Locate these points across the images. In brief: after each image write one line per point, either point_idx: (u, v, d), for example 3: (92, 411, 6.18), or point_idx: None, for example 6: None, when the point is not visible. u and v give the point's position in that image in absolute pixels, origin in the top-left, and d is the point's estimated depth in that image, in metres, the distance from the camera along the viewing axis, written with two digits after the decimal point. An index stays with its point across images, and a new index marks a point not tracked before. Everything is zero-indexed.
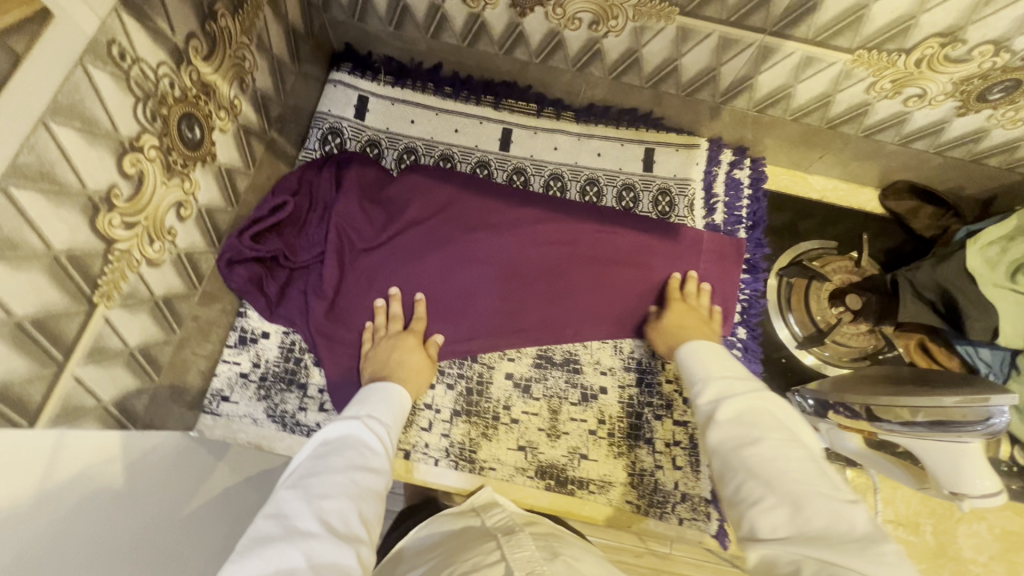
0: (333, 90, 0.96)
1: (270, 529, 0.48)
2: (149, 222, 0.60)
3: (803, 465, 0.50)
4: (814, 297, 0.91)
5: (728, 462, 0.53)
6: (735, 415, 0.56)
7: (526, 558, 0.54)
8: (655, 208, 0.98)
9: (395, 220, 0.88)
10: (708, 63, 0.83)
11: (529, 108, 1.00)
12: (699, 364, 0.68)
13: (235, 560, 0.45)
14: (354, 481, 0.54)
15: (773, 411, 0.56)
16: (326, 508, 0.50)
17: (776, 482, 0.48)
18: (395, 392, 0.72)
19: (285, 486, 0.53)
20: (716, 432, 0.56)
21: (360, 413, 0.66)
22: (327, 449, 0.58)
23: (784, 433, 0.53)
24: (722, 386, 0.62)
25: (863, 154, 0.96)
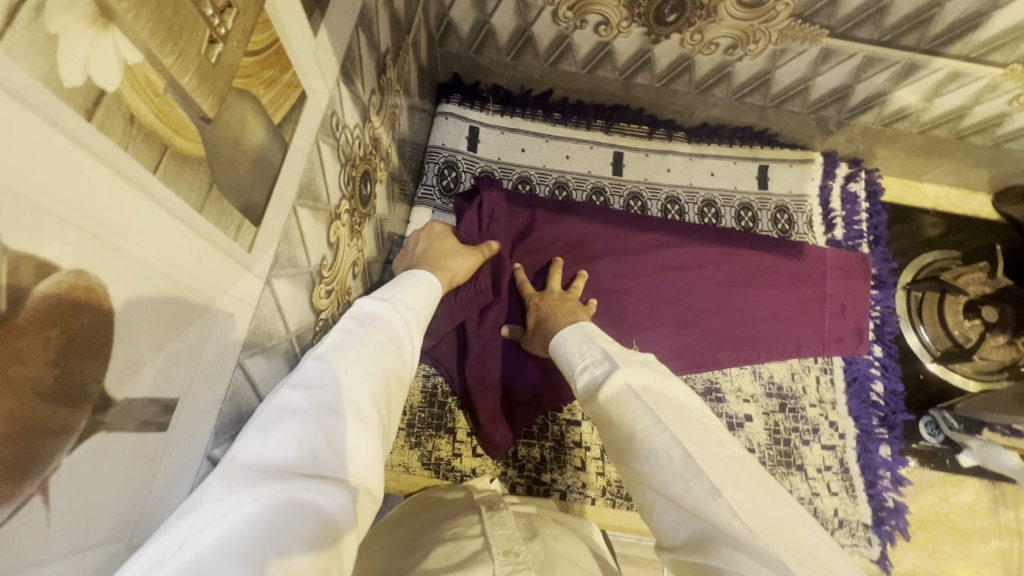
0: (444, 122, 0.94)
1: (291, 399, 0.39)
2: (338, 285, 0.58)
3: (692, 443, 0.44)
4: (950, 310, 0.90)
5: (626, 458, 0.48)
6: (617, 402, 0.51)
7: (504, 536, 0.52)
8: (774, 227, 0.97)
9: (522, 247, 0.88)
10: (844, 81, 0.82)
11: (640, 130, 0.98)
12: (571, 350, 0.62)
13: (254, 431, 0.36)
14: (382, 365, 0.46)
15: (640, 394, 0.50)
16: (355, 389, 0.42)
17: (667, 480, 0.44)
18: (418, 281, 0.63)
19: (311, 355, 0.43)
20: (607, 428, 0.51)
21: (394, 295, 0.57)
22: (358, 323, 0.49)
23: (651, 419, 0.47)
24: (593, 371, 0.57)
25: (984, 162, 0.95)
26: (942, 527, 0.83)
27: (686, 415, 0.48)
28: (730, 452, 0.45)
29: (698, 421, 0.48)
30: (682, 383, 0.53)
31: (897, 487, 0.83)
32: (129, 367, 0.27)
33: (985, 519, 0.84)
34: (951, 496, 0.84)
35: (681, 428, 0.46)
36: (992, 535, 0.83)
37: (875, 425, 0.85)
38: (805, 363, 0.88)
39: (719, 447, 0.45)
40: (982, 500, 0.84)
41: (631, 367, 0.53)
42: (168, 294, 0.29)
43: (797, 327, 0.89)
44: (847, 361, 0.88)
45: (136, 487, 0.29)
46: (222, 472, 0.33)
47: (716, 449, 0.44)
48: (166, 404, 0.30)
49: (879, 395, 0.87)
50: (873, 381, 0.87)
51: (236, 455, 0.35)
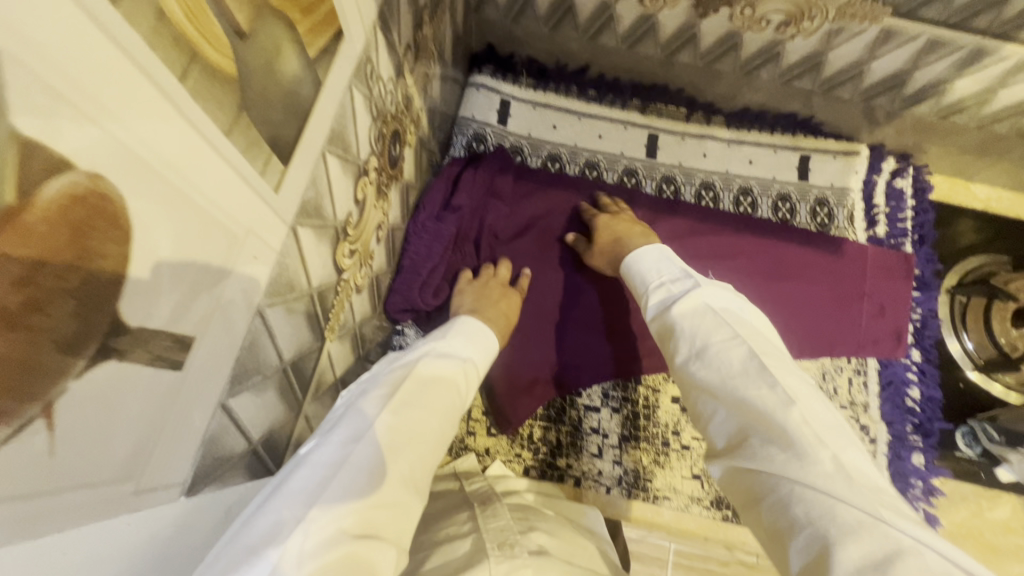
0: (475, 94, 0.92)
1: (365, 456, 0.39)
2: (362, 246, 0.56)
3: (769, 360, 0.45)
4: (997, 317, 0.85)
5: (689, 353, 0.48)
6: (688, 316, 0.51)
7: (498, 530, 0.51)
8: (813, 220, 0.92)
9: (536, 227, 0.85)
10: (901, 66, 0.77)
11: (677, 112, 0.94)
12: (647, 263, 0.62)
13: (331, 487, 0.36)
14: (443, 433, 0.46)
15: (716, 310, 0.50)
16: (418, 454, 0.42)
17: (738, 383, 0.44)
18: (481, 329, 0.64)
19: (385, 408, 0.43)
20: (670, 341, 0.51)
21: (459, 350, 0.57)
22: (427, 380, 0.48)
23: (728, 331, 0.47)
24: (670, 283, 0.58)
25: None
26: (974, 542, 0.79)
27: (764, 338, 0.48)
28: (807, 380, 0.45)
29: (779, 347, 0.48)
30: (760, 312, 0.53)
31: (929, 498, 0.80)
32: (147, 294, 0.25)
33: (1021, 538, 0.79)
34: (985, 510, 0.80)
35: (760, 344, 0.46)
36: None
37: (909, 432, 0.82)
38: (838, 363, 0.85)
39: (796, 372, 0.45)
40: (1018, 518, 0.80)
41: (714, 287, 0.53)
42: (193, 224, 0.27)
43: (831, 325, 0.86)
44: (883, 363, 0.84)
45: (147, 427, 0.27)
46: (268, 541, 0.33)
47: (795, 372, 0.45)
48: (183, 340, 0.28)
49: (914, 402, 0.83)
50: (909, 386, 0.83)
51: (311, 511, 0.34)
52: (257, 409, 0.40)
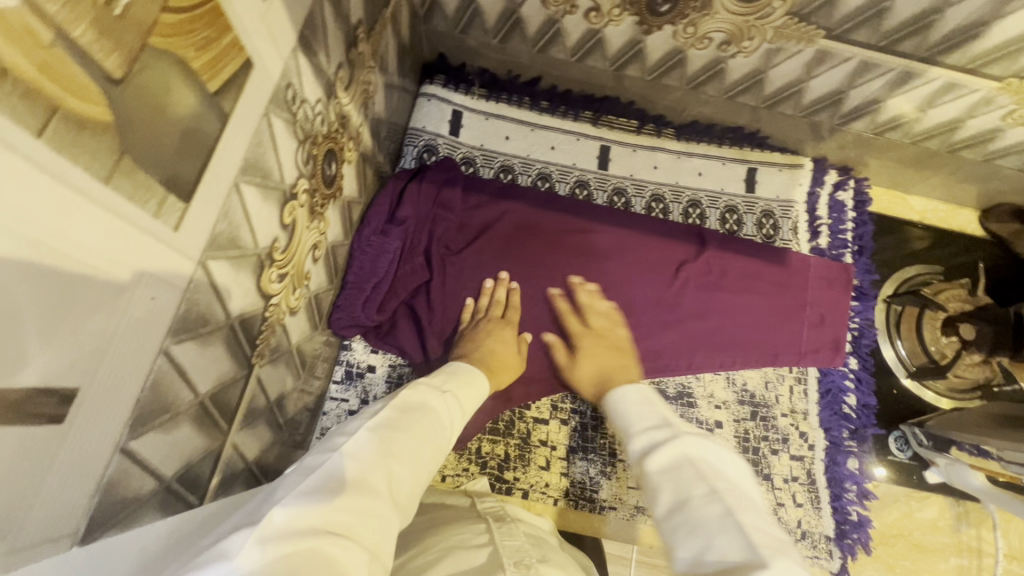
0: (426, 105, 0.91)
1: (338, 462, 0.40)
2: (293, 269, 0.55)
3: (728, 527, 0.40)
4: (927, 325, 0.89)
5: (664, 512, 0.44)
6: (661, 477, 0.46)
7: (515, 548, 0.52)
8: (759, 232, 0.95)
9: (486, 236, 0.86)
10: (838, 85, 0.79)
11: (628, 124, 0.95)
12: (630, 411, 0.56)
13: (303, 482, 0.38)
14: (421, 455, 0.47)
15: (702, 465, 0.46)
16: (394, 470, 0.43)
17: (721, 545, 0.39)
18: (471, 371, 0.67)
19: (364, 426, 0.45)
20: (647, 486, 0.47)
21: (442, 385, 0.59)
22: (407, 407, 0.50)
23: (705, 488, 0.43)
24: (648, 433, 0.52)
25: (973, 178, 0.93)
26: (905, 542, 0.82)
27: (748, 508, 0.42)
28: (789, 550, 0.39)
29: (758, 513, 0.42)
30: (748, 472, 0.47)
31: (864, 501, 0.82)
32: (8, 353, 0.24)
33: (947, 536, 0.83)
34: (915, 511, 0.84)
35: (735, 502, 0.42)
36: (952, 552, 0.83)
37: (845, 438, 0.85)
38: (780, 372, 0.87)
39: (774, 532, 0.41)
40: (946, 518, 0.84)
41: (700, 442, 0.48)
42: (62, 274, 0.26)
43: (774, 335, 0.88)
44: (823, 372, 0.87)
45: (27, 477, 0.27)
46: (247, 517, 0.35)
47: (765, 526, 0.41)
48: (64, 393, 0.28)
49: (851, 408, 0.86)
50: (846, 393, 0.86)
51: (284, 500, 0.36)
52: (168, 449, 0.39)
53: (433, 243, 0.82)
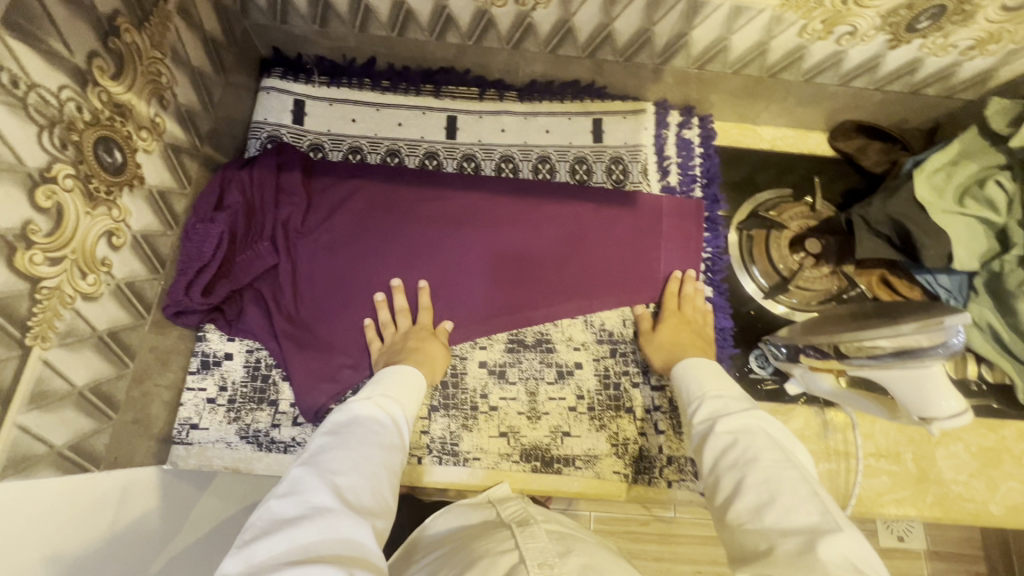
0: (266, 98, 0.94)
1: (276, 507, 0.51)
2: (76, 254, 0.57)
3: (798, 493, 0.52)
4: (775, 246, 0.92)
5: (720, 478, 0.57)
6: (734, 436, 0.60)
7: (538, 549, 0.58)
8: (609, 178, 0.97)
9: (336, 215, 0.88)
10: (640, 24, 0.82)
11: (469, 92, 0.98)
12: (693, 382, 0.71)
13: (242, 540, 0.48)
14: (365, 458, 0.57)
15: (769, 437, 0.59)
16: (336, 483, 0.53)
17: (747, 505, 0.53)
18: (402, 370, 0.73)
19: (295, 463, 0.56)
20: (707, 455, 0.60)
21: (373, 388, 0.69)
22: (339, 425, 0.61)
23: (778, 454, 0.56)
24: (719, 408, 0.65)
25: (806, 99, 0.96)
26: None
27: (787, 465, 0.55)
28: (829, 510, 0.50)
29: (807, 473, 0.55)
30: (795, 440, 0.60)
31: None
32: None
33: (814, 444, 0.86)
34: (781, 425, 0.86)
35: (767, 472, 0.54)
36: (820, 458, 0.85)
37: None
38: (637, 310, 0.89)
39: (816, 503, 0.51)
40: (812, 427, 0.87)
41: (750, 415, 0.62)
42: None
43: (628, 274, 0.90)
44: None
45: None
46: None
47: (801, 493, 0.52)
48: None
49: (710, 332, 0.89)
50: None
51: (229, 562, 0.46)
52: None
53: (277, 228, 0.84)
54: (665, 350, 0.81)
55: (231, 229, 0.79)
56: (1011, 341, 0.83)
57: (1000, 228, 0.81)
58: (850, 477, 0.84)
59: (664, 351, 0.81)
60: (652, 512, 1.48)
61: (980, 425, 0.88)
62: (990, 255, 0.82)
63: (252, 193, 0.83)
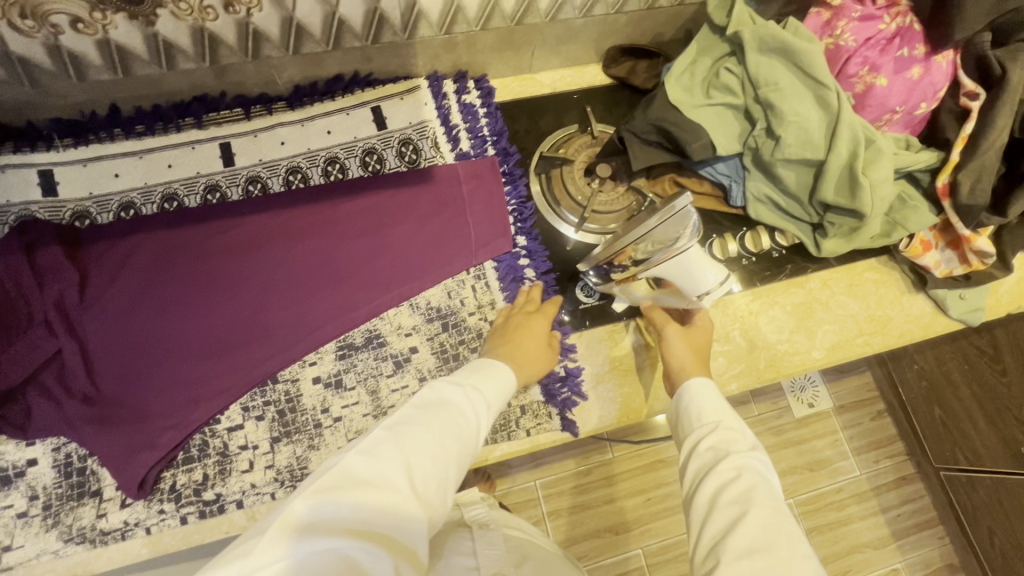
0: (3, 177, 0.85)
1: (357, 463, 0.53)
2: None
3: (793, 549, 0.54)
4: (570, 180, 0.96)
5: (714, 512, 0.59)
6: (742, 471, 0.60)
7: (495, 558, 0.76)
8: (402, 160, 0.96)
9: (120, 277, 0.83)
10: (366, 5, 0.82)
11: (234, 114, 0.94)
12: (703, 405, 0.70)
13: (319, 486, 0.50)
14: (448, 449, 0.58)
15: (764, 482, 0.60)
16: (411, 463, 0.55)
17: (737, 544, 0.54)
18: (492, 363, 0.73)
19: (380, 425, 0.58)
20: (706, 486, 0.61)
21: (462, 378, 0.68)
22: (429, 402, 0.62)
23: (779, 504, 0.58)
24: (722, 441, 0.65)
25: (564, 37, 1.00)
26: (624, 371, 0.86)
27: (784, 515, 0.57)
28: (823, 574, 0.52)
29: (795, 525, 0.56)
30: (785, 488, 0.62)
31: (569, 355, 0.87)
32: None
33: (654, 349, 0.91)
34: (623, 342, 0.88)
35: (773, 522, 0.55)
36: None
37: (535, 308, 0.89)
38: (459, 278, 0.89)
39: (812, 567, 0.53)
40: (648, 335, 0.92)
41: (756, 457, 0.63)
42: None
43: (442, 248, 0.91)
44: (498, 261, 0.91)
45: None
46: (288, 512, 0.48)
47: (801, 552, 0.54)
48: None
49: (533, 279, 0.91)
50: (523, 268, 0.91)
51: (302, 503, 0.49)
52: None
53: (51, 311, 0.78)
54: (696, 349, 0.79)
55: None
56: (788, 204, 0.93)
57: (744, 109, 0.89)
58: None
59: (694, 351, 0.79)
60: (591, 460, 1.51)
61: (790, 285, 0.97)
62: (745, 135, 0.90)
63: (6, 283, 0.77)
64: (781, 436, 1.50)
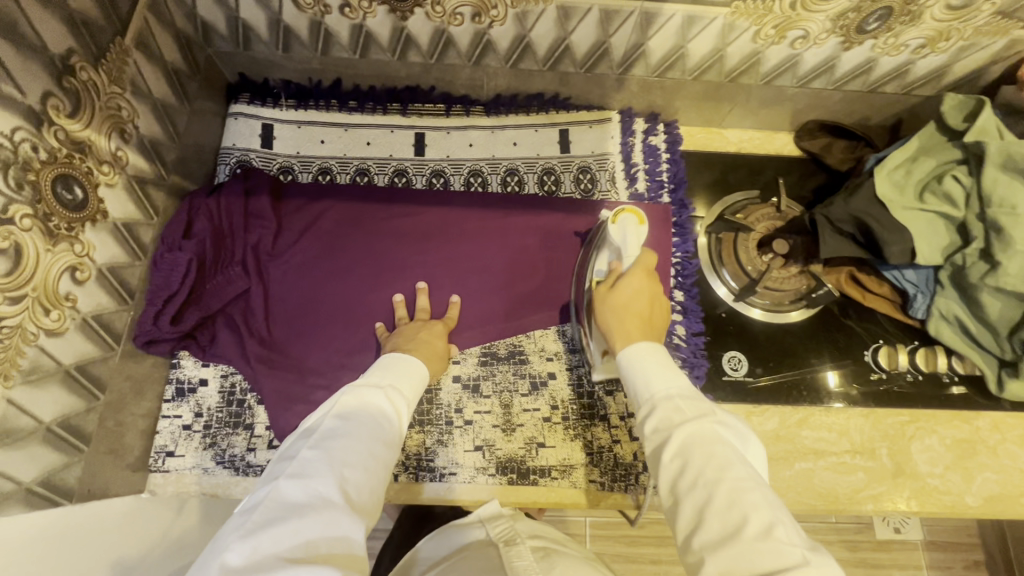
0: (235, 123, 0.95)
1: (285, 491, 0.50)
2: (38, 291, 0.58)
3: (760, 514, 0.46)
4: (743, 247, 0.95)
5: (680, 500, 0.51)
6: (691, 447, 0.52)
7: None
8: (578, 187, 0.98)
9: (307, 236, 0.89)
10: (597, 37, 0.83)
11: (436, 109, 0.99)
12: (641, 375, 0.61)
13: (249, 527, 0.46)
14: (372, 453, 0.56)
15: (717, 448, 0.51)
16: (343, 476, 0.52)
17: (710, 535, 0.47)
18: (404, 359, 0.72)
19: (305, 446, 0.55)
20: (663, 477, 0.53)
21: (380, 380, 0.66)
22: (348, 411, 0.59)
23: (736, 467, 0.50)
24: (668, 412, 0.56)
25: (768, 101, 0.98)
26: None
27: (747, 480, 0.49)
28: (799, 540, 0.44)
29: (770, 490, 0.49)
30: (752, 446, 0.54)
31: None
32: None
33: (789, 444, 0.87)
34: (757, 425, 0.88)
35: (727, 493, 0.48)
36: (796, 457, 0.86)
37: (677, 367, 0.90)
38: None
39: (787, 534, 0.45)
40: (786, 426, 0.88)
41: (706, 422, 0.54)
42: None
43: None
44: None
45: None
46: (225, 559, 0.44)
47: (764, 509, 0.46)
48: None
49: (682, 338, 0.92)
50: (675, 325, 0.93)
51: (236, 546, 0.45)
52: None
53: (248, 253, 0.86)
54: (620, 312, 0.70)
55: (200, 255, 0.81)
56: (979, 332, 0.84)
57: (959, 222, 0.82)
58: (827, 475, 0.85)
59: (619, 313, 0.71)
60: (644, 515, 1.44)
61: (953, 418, 0.89)
62: (953, 248, 0.83)
63: (220, 220, 0.84)
64: (858, 555, 1.37)
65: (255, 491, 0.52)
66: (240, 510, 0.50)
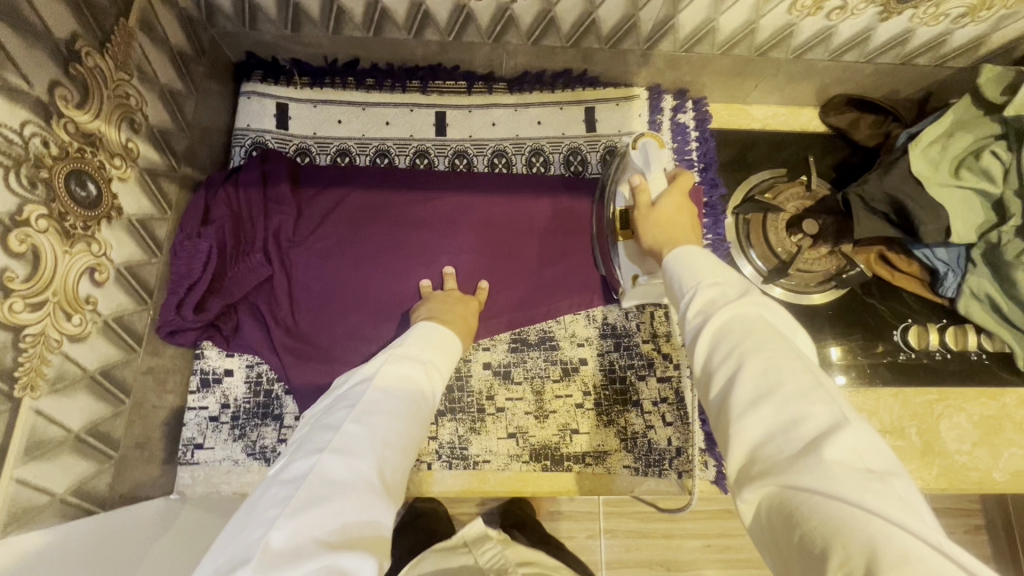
0: (249, 103, 0.90)
1: (329, 465, 0.47)
2: (58, 295, 0.55)
3: (798, 380, 0.42)
4: (772, 229, 0.93)
5: (712, 373, 0.47)
6: (735, 331, 0.48)
7: None
8: (604, 168, 0.95)
9: (326, 220, 0.84)
10: (625, 11, 0.79)
11: (458, 87, 0.95)
12: (686, 271, 0.57)
13: (292, 500, 0.44)
14: (406, 434, 0.54)
15: (763, 328, 0.47)
16: (383, 457, 0.51)
17: (742, 401, 0.43)
18: (441, 331, 0.70)
19: (348, 419, 0.52)
20: (700, 357, 0.49)
21: (419, 354, 0.64)
22: (390, 386, 0.58)
23: (784, 349, 0.45)
24: (714, 294, 0.52)
25: (797, 76, 0.94)
26: None
27: (797, 361, 0.44)
28: (840, 409, 0.40)
29: (810, 363, 0.44)
30: (799, 337, 0.50)
31: None
32: None
33: None
34: None
35: (763, 363, 0.44)
36: None
37: None
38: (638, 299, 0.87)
39: (826, 403, 0.41)
40: None
41: (752, 305, 0.50)
42: None
43: None
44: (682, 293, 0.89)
45: None
46: (268, 538, 0.41)
47: (804, 376, 0.42)
48: None
49: None
50: None
51: (280, 523, 0.42)
52: None
53: (268, 238, 0.81)
54: (666, 227, 0.67)
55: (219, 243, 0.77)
56: (1009, 308, 0.84)
57: (997, 199, 0.80)
58: None
59: (661, 226, 0.68)
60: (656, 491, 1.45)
61: (981, 395, 0.89)
62: (987, 226, 0.82)
63: (239, 204, 0.80)
64: None
65: (294, 460, 0.49)
66: (278, 481, 0.47)
